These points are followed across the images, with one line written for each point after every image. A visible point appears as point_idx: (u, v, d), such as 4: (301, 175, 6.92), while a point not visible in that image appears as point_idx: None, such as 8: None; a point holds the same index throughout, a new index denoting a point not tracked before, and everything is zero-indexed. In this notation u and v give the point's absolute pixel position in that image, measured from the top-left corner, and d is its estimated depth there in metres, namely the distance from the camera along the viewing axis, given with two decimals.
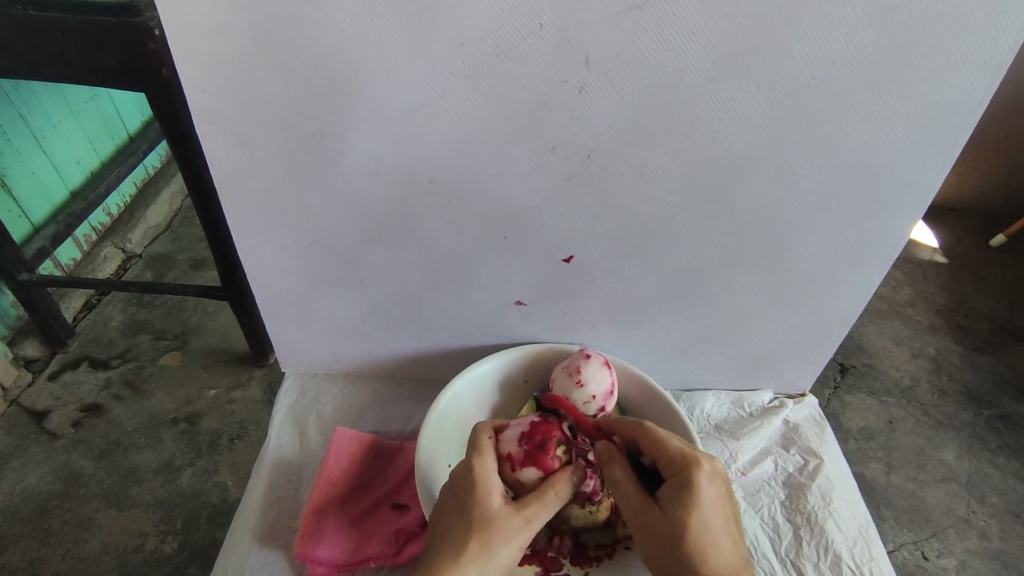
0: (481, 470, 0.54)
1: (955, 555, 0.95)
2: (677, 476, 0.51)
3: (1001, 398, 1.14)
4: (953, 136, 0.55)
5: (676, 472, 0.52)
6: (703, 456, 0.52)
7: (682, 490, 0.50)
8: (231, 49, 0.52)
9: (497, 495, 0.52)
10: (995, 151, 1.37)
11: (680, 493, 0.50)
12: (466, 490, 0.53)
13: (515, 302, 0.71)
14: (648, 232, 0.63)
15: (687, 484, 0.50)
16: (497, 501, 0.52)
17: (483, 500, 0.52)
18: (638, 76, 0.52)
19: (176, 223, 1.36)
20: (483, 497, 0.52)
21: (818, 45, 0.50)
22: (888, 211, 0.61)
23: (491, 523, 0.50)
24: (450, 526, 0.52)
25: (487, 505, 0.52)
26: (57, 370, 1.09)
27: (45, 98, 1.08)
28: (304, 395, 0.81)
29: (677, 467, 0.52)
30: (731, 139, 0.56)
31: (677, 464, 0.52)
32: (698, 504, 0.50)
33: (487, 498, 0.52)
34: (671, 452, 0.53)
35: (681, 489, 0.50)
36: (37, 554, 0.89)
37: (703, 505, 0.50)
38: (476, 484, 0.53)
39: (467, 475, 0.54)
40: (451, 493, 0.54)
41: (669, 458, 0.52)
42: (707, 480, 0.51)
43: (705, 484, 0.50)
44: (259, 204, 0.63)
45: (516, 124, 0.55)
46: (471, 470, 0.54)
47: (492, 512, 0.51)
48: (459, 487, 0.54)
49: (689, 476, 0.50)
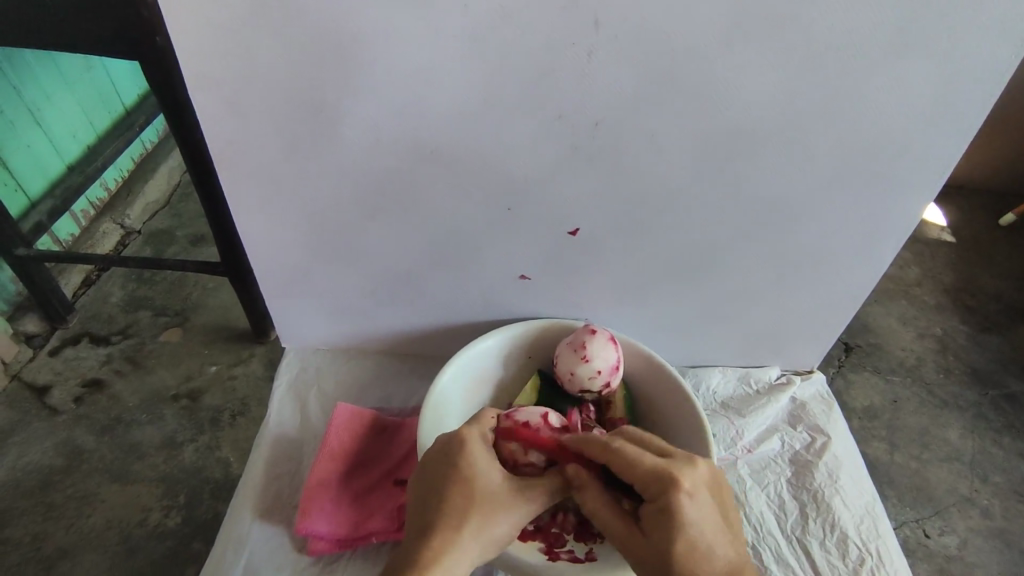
0: (478, 440, 0.53)
1: (957, 533, 0.95)
2: (657, 500, 0.48)
3: (1006, 377, 1.13)
4: (976, 106, 0.53)
5: (654, 496, 0.49)
6: (681, 473, 0.48)
7: (664, 517, 0.48)
8: (224, 12, 0.50)
9: (497, 471, 0.52)
10: (1009, 128, 1.34)
11: (661, 520, 0.48)
12: (460, 454, 0.52)
13: (519, 278, 0.70)
14: (655, 205, 0.61)
15: (668, 512, 0.47)
16: (497, 478, 0.52)
17: (483, 473, 0.51)
18: (649, 40, 0.50)
19: (175, 198, 1.34)
20: (481, 470, 0.51)
21: (839, 7, 0.48)
22: (905, 185, 0.59)
23: (492, 498, 0.51)
24: (446, 490, 0.50)
25: (486, 477, 0.51)
26: (58, 346, 1.08)
27: (39, 70, 1.05)
28: (305, 371, 0.80)
29: (656, 491, 0.48)
30: (744, 108, 0.54)
31: (654, 490, 0.48)
32: (682, 529, 0.47)
33: (488, 474, 0.52)
34: (642, 475, 0.49)
35: (663, 516, 0.48)
36: (40, 528, 0.89)
37: (688, 527, 0.47)
38: (475, 453, 0.52)
39: (461, 441, 0.52)
40: (441, 452, 0.53)
41: (645, 482, 0.49)
42: (688, 500, 0.47)
43: (687, 504, 0.47)
44: (256, 174, 0.61)
45: (522, 91, 0.53)
46: (466, 438, 0.53)
47: (492, 488, 0.51)
48: (451, 451, 0.52)
49: (668, 502, 0.47)
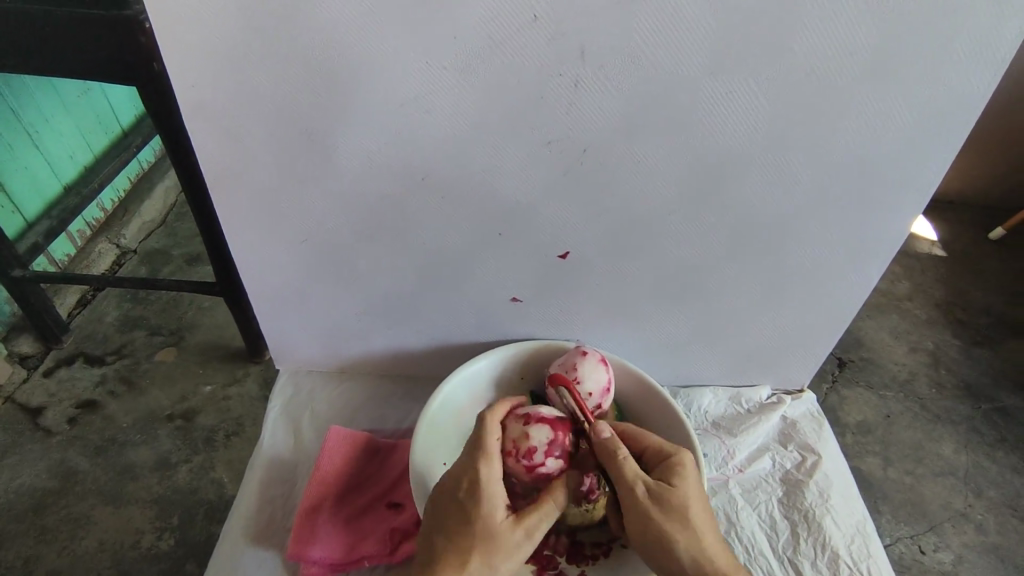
0: (491, 480, 0.52)
1: (952, 549, 0.95)
2: (669, 461, 0.55)
3: (999, 391, 1.14)
4: (954, 130, 0.55)
5: (662, 460, 0.56)
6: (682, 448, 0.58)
7: (674, 471, 0.55)
8: (220, 43, 0.51)
9: (500, 508, 0.51)
10: (996, 143, 1.36)
11: (671, 472, 0.55)
12: (471, 499, 0.51)
13: (511, 299, 0.71)
14: (644, 227, 0.62)
15: (678, 467, 0.55)
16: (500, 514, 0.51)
17: (486, 514, 0.51)
18: (635, 69, 0.51)
19: (171, 218, 1.34)
20: (489, 509, 0.51)
21: (818, 36, 0.49)
22: (888, 205, 0.60)
23: (493, 537, 0.50)
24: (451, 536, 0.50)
25: (493, 517, 0.51)
26: (52, 367, 1.08)
27: (37, 93, 1.06)
28: (299, 394, 0.80)
29: (665, 454, 0.57)
30: (730, 133, 0.55)
31: (665, 451, 0.57)
32: (688, 483, 0.54)
33: (490, 514, 0.51)
34: (655, 443, 0.58)
35: (674, 472, 0.55)
36: (32, 552, 0.88)
37: (691, 485, 0.54)
38: (481, 499, 0.51)
39: (473, 485, 0.52)
40: (452, 497, 0.52)
41: (657, 449, 0.58)
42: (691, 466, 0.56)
43: (692, 469, 0.55)
44: (251, 199, 0.62)
45: (511, 118, 0.54)
46: (484, 485, 0.52)
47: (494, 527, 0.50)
48: (464, 497, 0.52)
49: (678, 459, 0.55)
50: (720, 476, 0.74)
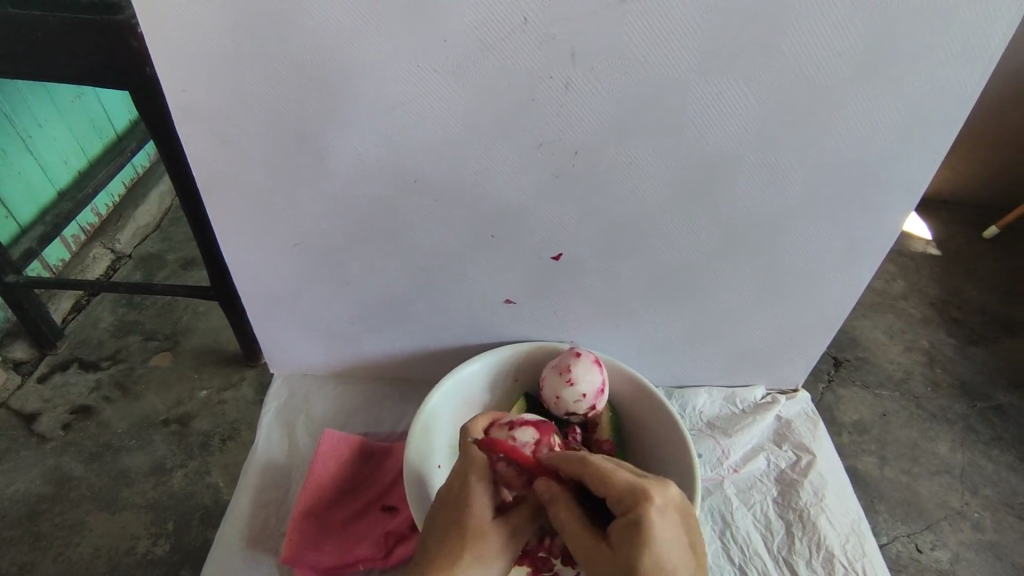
0: (478, 481, 0.52)
1: (949, 547, 0.95)
2: (626, 514, 0.46)
3: (994, 390, 1.14)
4: (943, 129, 0.55)
5: (625, 510, 0.46)
6: (654, 489, 0.46)
7: (632, 530, 0.45)
8: (210, 47, 0.51)
9: (487, 508, 0.52)
10: (989, 143, 1.37)
11: (628, 533, 0.45)
12: (459, 500, 0.52)
13: (505, 301, 0.71)
14: (637, 228, 0.62)
15: (634, 526, 0.45)
16: (490, 512, 0.52)
17: (478, 511, 0.51)
18: (626, 71, 0.51)
19: (166, 222, 1.34)
20: (474, 508, 0.51)
21: (808, 36, 0.49)
22: (879, 205, 0.60)
23: (484, 534, 0.50)
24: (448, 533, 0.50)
25: (480, 515, 0.51)
26: (47, 373, 1.07)
27: (30, 98, 1.06)
28: (293, 397, 0.80)
29: (627, 502, 0.46)
30: (720, 134, 0.55)
31: (626, 501, 0.46)
32: (650, 542, 0.44)
33: (480, 511, 0.51)
34: (615, 487, 0.47)
35: (630, 531, 0.45)
36: (27, 558, 0.88)
37: (655, 543, 0.44)
38: (474, 495, 0.51)
39: (462, 487, 0.52)
40: (444, 503, 0.53)
41: (619, 494, 0.47)
42: (659, 515, 0.45)
43: (657, 520, 0.45)
44: (244, 203, 0.62)
45: (503, 120, 0.54)
46: (475, 485, 0.52)
47: (486, 524, 0.51)
48: (456, 497, 0.52)
49: (637, 514, 0.45)
50: (715, 476, 0.74)
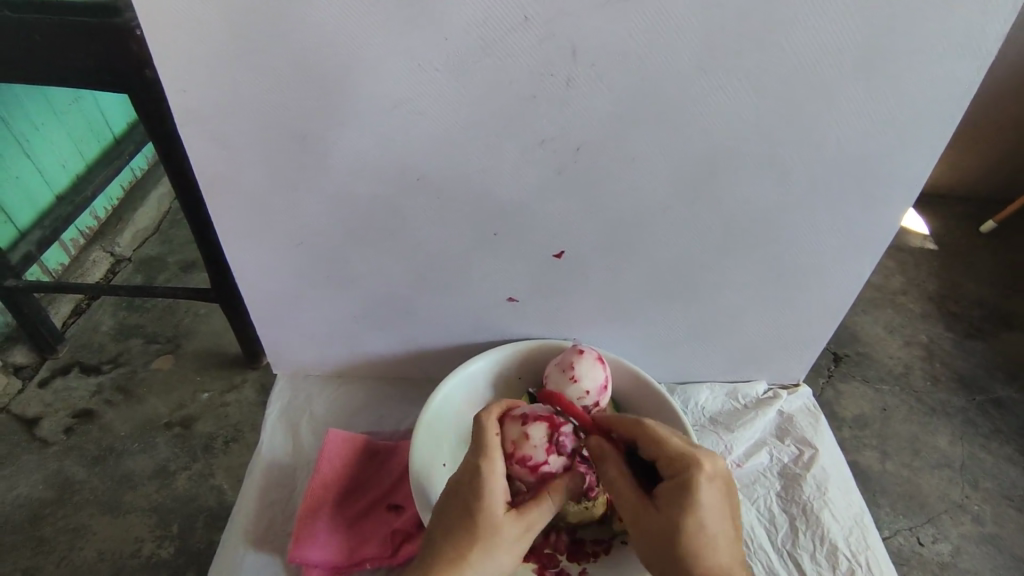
0: (492, 475, 0.51)
1: (951, 540, 0.95)
2: (677, 477, 0.49)
3: (993, 383, 1.15)
4: (941, 123, 0.55)
5: (673, 473, 0.49)
6: (703, 455, 0.49)
7: (680, 492, 0.48)
8: (211, 49, 0.51)
9: (500, 501, 0.51)
10: (984, 137, 1.37)
11: (679, 494, 0.48)
12: (473, 492, 0.51)
13: (507, 299, 0.71)
14: (637, 226, 0.63)
15: (686, 488, 0.48)
16: (501, 506, 0.51)
17: (487, 506, 0.50)
18: (626, 69, 0.52)
19: (165, 224, 1.34)
20: (488, 502, 0.50)
21: (805, 33, 0.50)
22: (879, 198, 0.61)
23: (495, 530, 0.50)
24: (453, 526, 0.50)
25: (493, 509, 0.50)
26: (48, 377, 1.08)
27: (27, 102, 1.06)
28: (297, 397, 0.80)
29: (678, 466, 0.49)
30: (719, 132, 0.56)
31: (676, 466, 0.49)
32: (696, 507, 0.48)
33: (491, 507, 0.50)
34: (667, 452, 0.50)
35: (679, 492, 0.48)
36: (31, 562, 0.88)
37: (700, 509, 0.48)
38: (484, 488, 0.51)
39: (475, 479, 0.51)
40: (455, 494, 0.52)
41: (668, 460, 0.50)
42: (707, 482, 0.48)
43: (705, 487, 0.48)
44: (246, 204, 0.62)
45: (503, 119, 0.55)
46: (485, 481, 0.51)
47: (495, 520, 0.50)
48: (466, 492, 0.51)
49: (686, 480, 0.48)
50: None
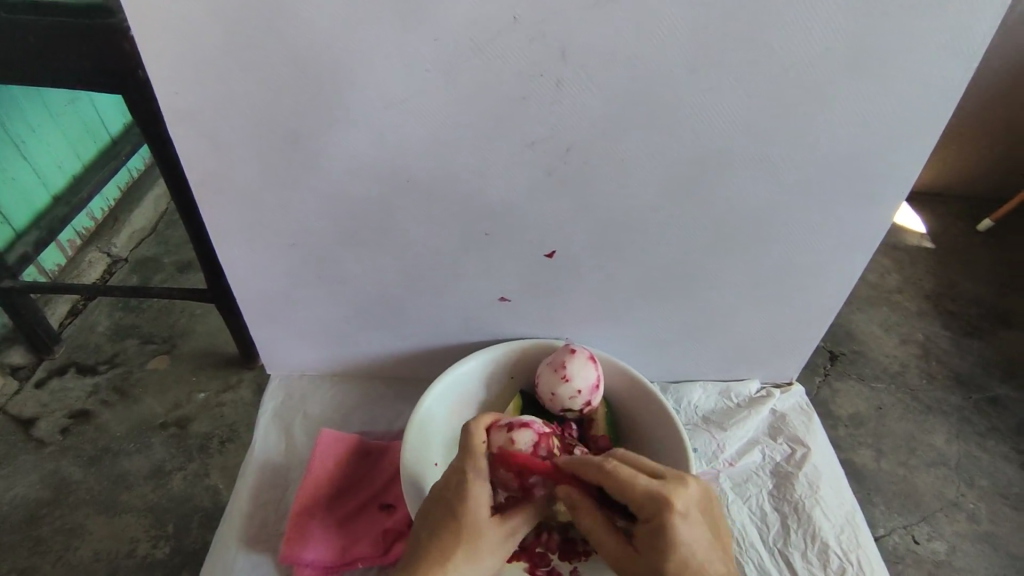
0: (478, 483, 0.52)
1: (946, 538, 0.95)
2: (651, 522, 0.49)
3: (989, 381, 1.15)
4: (931, 123, 0.55)
5: (647, 517, 0.49)
6: (671, 495, 0.49)
7: (657, 537, 0.49)
8: (202, 50, 0.51)
9: (485, 509, 0.52)
10: (981, 136, 1.37)
11: (656, 540, 0.49)
12: (460, 498, 0.51)
13: (500, 299, 0.71)
14: (629, 225, 0.63)
15: (662, 533, 0.48)
16: (486, 513, 0.52)
17: (473, 513, 0.51)
18: (616, 69, 0.52)
19: (162, 225, 1.34)
20: (475, 510, 0.51)
21: (794, 32, 0.50)
22: (870, 197, 0.61)
23: (479, 536, 0.51)
24: (438, 531, 0.51)
25: (479, 516, 0.51)
26: (44, 377, 1.08)
27: (24, 103, 1.06)
28: (291, 397, 0.80)
29: (650, 511, 0.49)
30: (709, 131, 0.56)
31: (649, 510, 0.49)
32: (674, 548, 0.48)
33: (477, 514, 0.51)
34: (637, 494, 0.49)
35: (657, 537, 0.48)
36: (27, 563, 0.88)
37: (680, 547, 0.48)
38: (470, 495, 0.51)
39: (462, 486, 0.52)
40: (441, 498, 0.53)
41: (640, 503, 0.49)
42: (681, 522, 0.48)
43: (679, 527, 0.48)
44: (238, 205, 0.63)
45: (495, 120, 0.55)
46: (471, 488, 0.52)
47: (479, 526, 0.51)
48: (452, 497, 0.52)
49: (661, 524, 0.48)
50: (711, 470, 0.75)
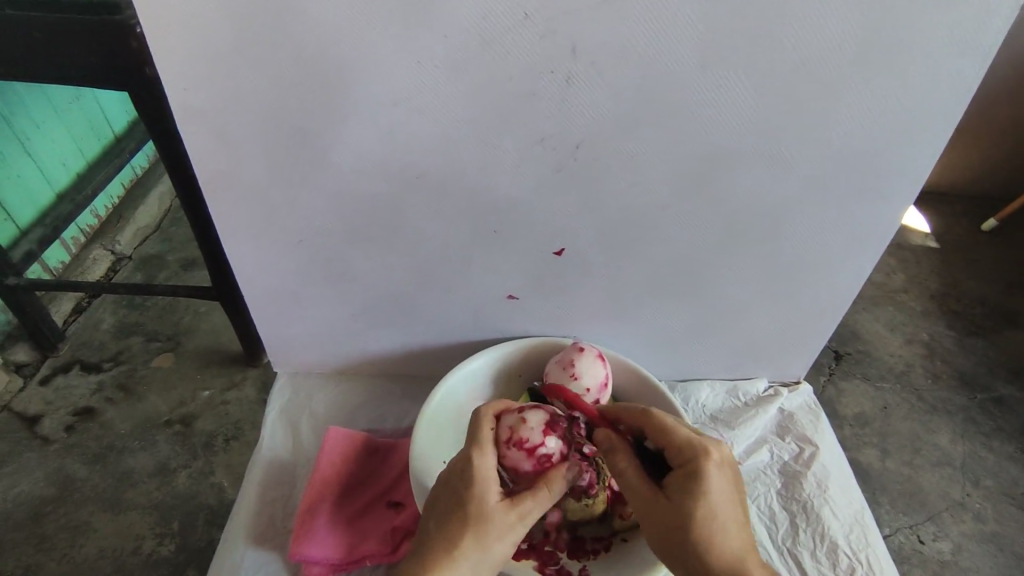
0: (482, 465, 0.51)
1: (951, 538, 0.95)
2: (686, 466, 0.49)
3: (994, 381, 1.15)
4: (942, 121, 0.55)
5: (683, 463, 0.50)
6: (710, 443, 0.50)
7: (690, 481, 0.49)
8: (211, 47, 0.51)
9: (493, 492, 0.51)
10: (986, 136, 1.37)
11: (689, 482, 0.48)
12: (467, 483, 0.51)
13: (507, 297, 0.71)
14: (637, 224, 0.63)
15: (695, 475, 0.48)
16: (493, 497, 0.51)
17: (479, 497, 0.50)
18: (626, 66, 0.52)
19: (166, 223, 1.34)
20: (482, 493, 0.50)
21: (806, 29, 0.50)
22: (879, 195, 0.61)
23: (486, 519, 0.49)
24: (445, 519, 0.50)
25: (487, 499, 0.50)
26: (49, 375, 1.08)
27: (28, 100, 1.06)
28: (297, 395, 0.80)
29: (685, 457, 0.50)
30: (719, 129, 0.55)
31: (685, 453, 0.50)
32: (707, 493, 0.48)
33: (484, 497, 0.50)
34: (675, 440, 0.51)
35: (689, 480, 0.49)
36: (32, 560, 0.88)
37: (710, 496, 0.48)
38: (474, 478, 0.51)
39: (465, 470, 0.51)
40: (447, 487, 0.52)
41: (677, 447, 0.50)
42: (716, 468, 0.49)
43: (713, 473, 0.48)
44: (246, 201, 0.62)
45: (505, 117, 0.55)
46: (475, 472, 0.51)
47: (487, 508, 0.50)
48: (456, 483, 0.51)
49: (696, 465, 0.49)
50: None
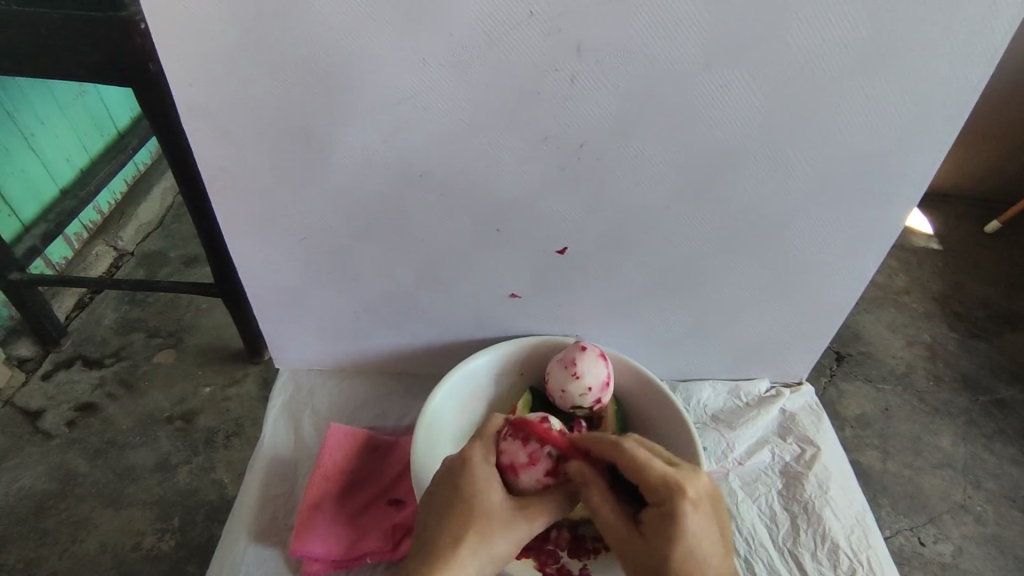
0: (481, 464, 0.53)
1: (952, 540, 0.95)
2: (662, 507, 0.48)
3: (996, 383, 1.15)
4: (948, 123, 0.55)
5: (660, 501, 0.48)
6: (686, 481, 0.48)
7: (666, 522, 0.47)
8: (216, 44, 0.51)
9: (496, 491, 0.52)
10: (991, 139, 1.37)
11: (664, 524, 0.47)
12: (466, 482, 0.52)
13: (510, 295, 0.71)
14: (639, 224, 0.63)
15: (670, 517, 0.47)
16: (496, 495, 0.52)
17: (482, 494, 0.51)
18: (631, 66, 0.51)
19: (168, 219, 1.34)
20: (483, 490, 0.51)
21: (813, 29, 0.49)
22: (884, 197, 0.61)
23: (489, 515, 0.50)
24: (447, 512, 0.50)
25: (488, 497, 0.51)
26: (51, 370, 1.08)
27: (32, 96, 1.06)
28: (299, 392, 0.80)
29: (660, 496, 0.48)
30: (724, 129, 0.55)
31: (660, 493, 0.48)
32: (682, 536, 0.47)
33: (487, 494, 0.51)
34: (649, 480, 0.49)
35: (664, 522, 0.47)
36: (33, 555, 0.88)
37: (687, 538, 0.47)
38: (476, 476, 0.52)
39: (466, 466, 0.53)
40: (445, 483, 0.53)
41: (652, 486, 0.49)
42: (692, 510, 0.47)
43: (690, 514, 0.47)
44: (249, 198, 0.62)
45: (508, 116, 0.55)
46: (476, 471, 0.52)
47: (490, 506, 0.51)
48: (456, 476, 0.52)
49: (671, 508, 0.47)
50: (720, 469, 0.74)
